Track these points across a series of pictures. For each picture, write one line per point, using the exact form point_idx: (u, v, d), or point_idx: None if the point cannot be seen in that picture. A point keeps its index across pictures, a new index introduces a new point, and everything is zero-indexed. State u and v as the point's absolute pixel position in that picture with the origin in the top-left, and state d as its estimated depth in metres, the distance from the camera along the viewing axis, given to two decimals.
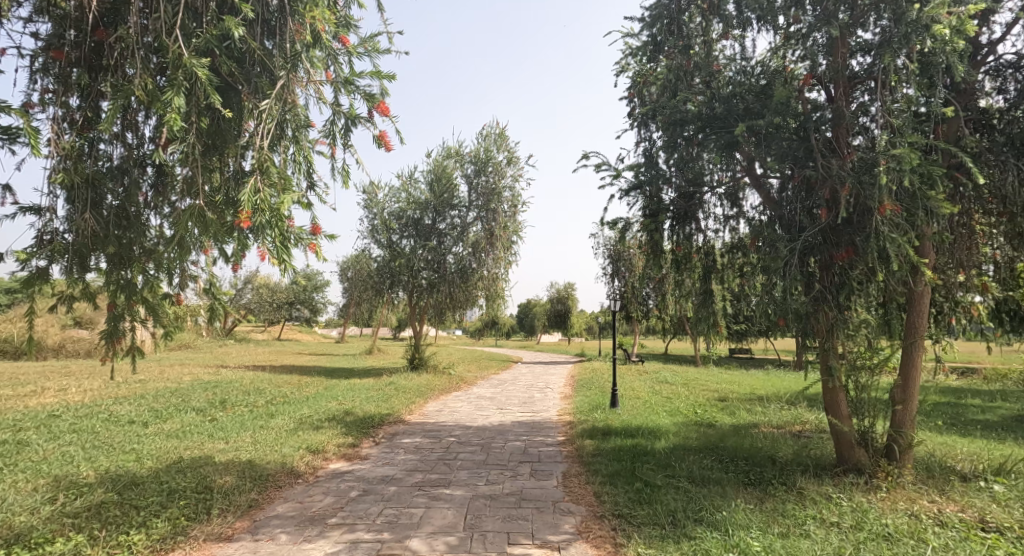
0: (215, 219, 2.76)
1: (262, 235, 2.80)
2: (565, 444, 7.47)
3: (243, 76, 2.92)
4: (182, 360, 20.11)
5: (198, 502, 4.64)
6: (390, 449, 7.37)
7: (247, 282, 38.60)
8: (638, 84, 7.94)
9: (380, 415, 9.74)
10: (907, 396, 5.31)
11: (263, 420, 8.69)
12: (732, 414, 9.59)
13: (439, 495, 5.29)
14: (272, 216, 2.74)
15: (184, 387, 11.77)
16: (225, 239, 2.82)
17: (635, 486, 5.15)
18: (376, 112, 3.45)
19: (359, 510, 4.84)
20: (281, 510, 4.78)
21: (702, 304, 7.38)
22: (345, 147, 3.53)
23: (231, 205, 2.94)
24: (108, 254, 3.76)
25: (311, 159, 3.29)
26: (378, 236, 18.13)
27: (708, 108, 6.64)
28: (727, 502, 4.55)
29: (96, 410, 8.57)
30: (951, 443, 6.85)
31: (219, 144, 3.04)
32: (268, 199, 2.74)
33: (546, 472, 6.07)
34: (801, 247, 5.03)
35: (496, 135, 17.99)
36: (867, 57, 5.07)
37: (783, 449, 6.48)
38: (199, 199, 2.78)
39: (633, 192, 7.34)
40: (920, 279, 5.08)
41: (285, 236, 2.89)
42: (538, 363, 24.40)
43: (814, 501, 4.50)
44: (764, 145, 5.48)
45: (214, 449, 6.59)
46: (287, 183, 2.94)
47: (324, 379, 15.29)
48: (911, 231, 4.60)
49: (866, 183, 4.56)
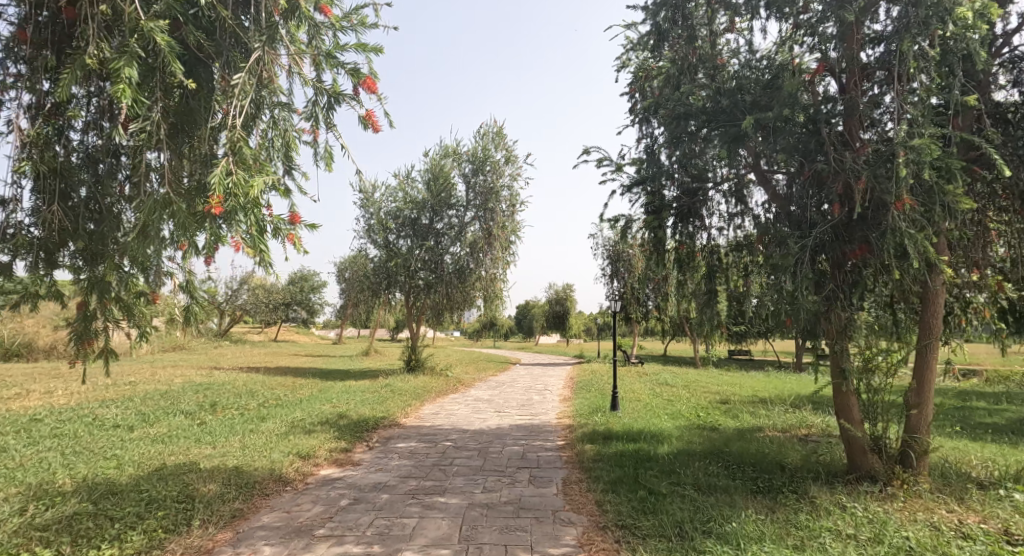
0: (183, 209, 2.52)
1: (236, 225, 2.58)
2: (565, 449, 7.23)
3: (214, 50, 2.71)
4: (175, 362, 19.78)
5: (178, 514, 4.39)
6: (384, 454, 7.12)
7: (243, 283, 38.29)
8: (639, 79, 7.74)
9: (375, 418, 9.49)
10: (922, 399, 5.08)
11: (253, 424, 8.42)
12: (736, 417, 9.36)
13: (433, 504, 5.05)
14: (247, 204, 2.51)
15: (174, 389, 11.49)
16: (195, 231, 2.58)
17: (638, 495, 4.91)
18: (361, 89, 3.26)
19: (348, 520, 4.60)
20: (266, 520, 4.54)
21: (704, 305, 7.15)
22: (328, 130, 3.31)
23: (202, 192, 2.71)
24: (79, 250, 3.55)
25: (293, 144, 3.13)
26: (374, 236, 17.89)
27: (713, 102, 6.45)
28: (736, 512, 4.33)
29: (81, 413, 8.31)
30: (964, 448, 6.63)
31: (189, 126, 2.82)
32: (243, 186, 2.51)
33: (545, 478, 5.84)
34: (812, 244, 4.82)
35: (494, 134, 17.77)
36: (880, 46, 4.89)
37: (790, 454, 6.27)
38: (166, 185, 2.57)
39: (635, 189, 7.13)
40: (935, 277, 4.87)
41: (262, 227, 2.66)
42: (537, 365, 24.15)
43: (827, 510, 4.27)
44: (773, 138, 5.29)
45: (200, 455, 6.33)
46: (265, 169, 2.71)
47: (319, 381, 15.01)
48: (928, 227, 4.40)
49: (882, 176, 4.35)
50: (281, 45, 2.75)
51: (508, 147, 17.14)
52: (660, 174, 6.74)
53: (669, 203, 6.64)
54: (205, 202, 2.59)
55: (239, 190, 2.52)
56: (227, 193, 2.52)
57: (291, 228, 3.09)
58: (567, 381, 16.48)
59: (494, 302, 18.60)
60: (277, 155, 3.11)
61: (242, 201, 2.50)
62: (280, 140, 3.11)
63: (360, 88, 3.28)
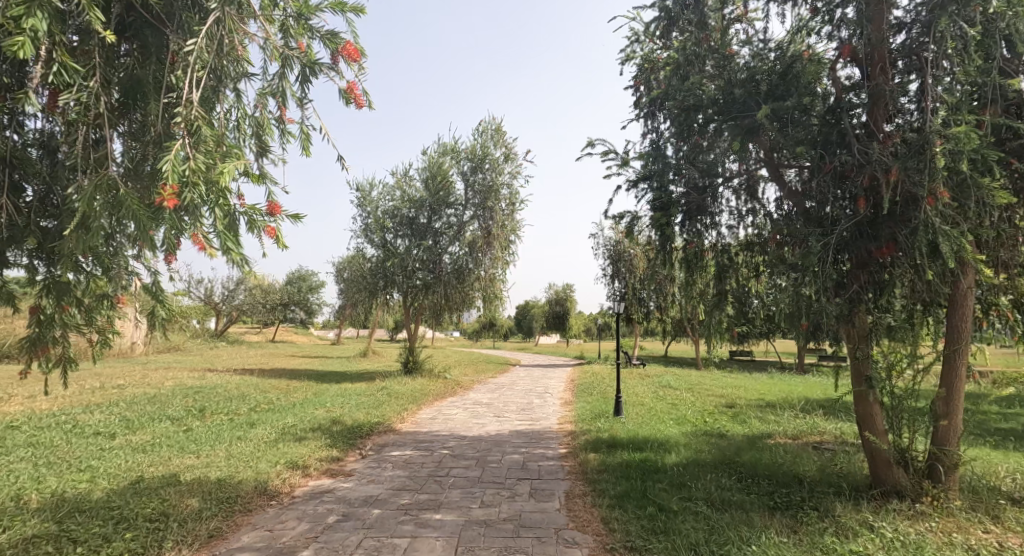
0: (129, 201, 2.14)
1: (201, 216, 2.23)
2: (567, 458, 6.88)
3: (164, 10, 2.44)
4: (168, 364, 19.43)
5: (148, 535, 4.05)
6: (378, 463, 6.77)
7: (240, 283, 37.94)
8: (645, 71, 7.42)
9: (369, 423, 9.15)
10: (951, 409, 4.68)
11: (241, 431, 8.08)
12: (744, 423, 9.01)
13: (427, 521, 4.70)
14: (208, 193, 2.20)
15: (163, 393, 11.14)
16: (152, 225, 2.17)
17: (648, 512, 4.57)
18: (341, 58, 2.98)
19: (335, 540, 4.25)
20: (246, 541, 4.20)
21: (714, 307, 6.82)
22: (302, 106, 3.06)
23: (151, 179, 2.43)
24: (30, 251, 3.21)
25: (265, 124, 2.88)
26: (371, 235, 17.55)
27: (723, 93, 6.12)
28: (756, 534, 3.99)
29: (61, 419, 7.94)
30: (988, 458, 6.29)
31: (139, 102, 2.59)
32: (200, 170, 2.18)
33: (546, 491, 5.50)
34: (835, 242, 4.48)
35: (493, 131, 17.43)
36: (905, 32, 4.59)
37: (807, 465, 5.93)
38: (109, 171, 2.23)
39: (640, 185, 6.81)
40: (967, 277, 4.51)
41: (231, 218, 2.34)
42: (537, 366, 23.80)
43: (854, 532, 3.93)
44: (789, 130, 4.97)
45: (181, 465, 5.98)
46: (229, 153, 2.38)
47: (315, 383, 14.66)
48: (963, 223, 4.08)
49: (913, 167, 4.03)
50: (247, 11, 2.48)
51: (508, 144, 16.81)
52: (668, 169, 6.42)
53: (678, 199, 6.32)
54: (155, 192, 2.23)
55: (198, 176, 2.18)
56: (183, 180, 2.16)
57: (270, 219, 2.76)
58: (568, 384, 16.14)
59: (493, 303, 18.25)
60: (248, 140, 2.87)
61: (201, 189, 2.17)
62: (251, 122, 2.86)
63: (340, 55, 2.99)
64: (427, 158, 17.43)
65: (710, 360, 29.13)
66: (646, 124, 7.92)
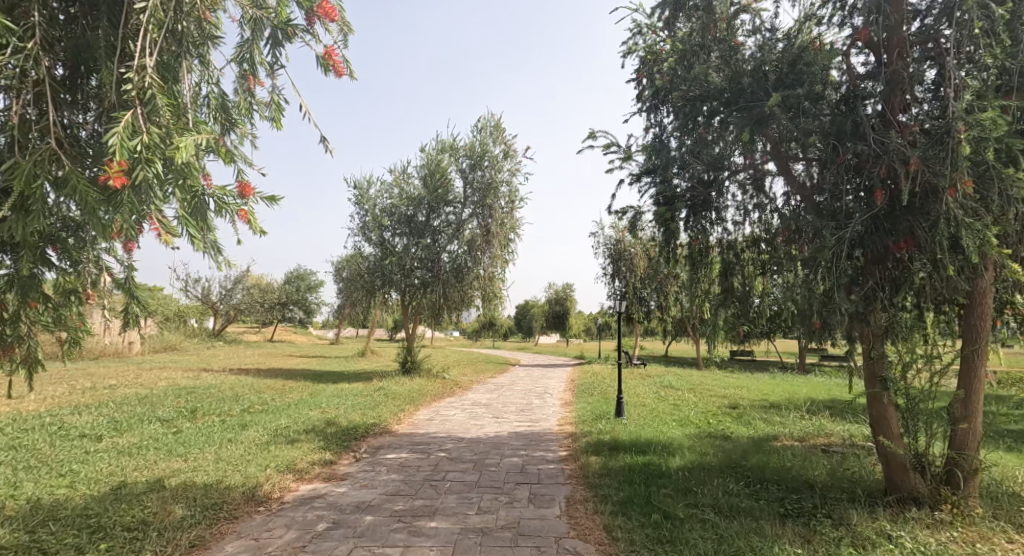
0: (74, 185, 1.98)
1: (150, 199, 2.06)
2: (567, 461, 6.66)
3: None
4: (164, 363, 19.19)
5: (125, 545, 3.83)
6: (372, 466, 6.55)
7: (239, 282, 37.69)
8: (648, 63, 7.21)
9: (365, 425, 8.93)
10: (970, 412, 4.47)
11: (233, 433, 7.86)
12: (748, 425, 8.80)
13: (421, 529, 4.48)
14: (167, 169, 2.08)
15: (155, 394, 10.91)
16: (100, 212, 2.00)
17: (653, 519, 4.35)
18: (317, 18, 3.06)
19: (323, 550, 4.03)
20: (230, 551, 3.98)
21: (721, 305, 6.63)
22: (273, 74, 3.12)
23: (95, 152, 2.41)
24: None
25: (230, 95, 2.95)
26: (369, 233, 17.32)
27: (731, 83, 5.90)
28: (768, 543, 3.78)
29: (47, 421, 7.71)
30: (1005, 463, 6.06)
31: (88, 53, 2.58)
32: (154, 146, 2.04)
33: (546, 497, 5.27)
34: (850, 236, 4.27)
35: (492, 128, 17.23)
36: (924, 17, 4.38)
37: (816, 469, 5.73)
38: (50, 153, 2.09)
39: (643, 179, 6.62)
40: (988, 274, 4.30)
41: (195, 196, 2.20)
42: (536, 366, 23.58)
43: (872, 542, 3.73)
44: (801, 120, 4.75)
45: (167, 468, 5.77)
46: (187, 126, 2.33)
47: (311, 384, 14.43)
48: (986, 216, 3.87)
49: (935, 156, 3.82)
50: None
51: (507, 141, 16.59)
52: (672, 163, 6.22)
53: (683, 194, 6.12)
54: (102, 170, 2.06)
55: (150, 152, 2.02)
56: (136, 158, 2.00)
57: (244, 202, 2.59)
58: (568, 384, 15.92)
59: (492, 302, 18.04)
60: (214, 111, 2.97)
61: (156, 166, 2.01)
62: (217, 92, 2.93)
63: (315, 17, 3.06)
64: (425, 155, 17.22)
65: (711, 360, 28.89)
66: (648, 118, 7.72)
